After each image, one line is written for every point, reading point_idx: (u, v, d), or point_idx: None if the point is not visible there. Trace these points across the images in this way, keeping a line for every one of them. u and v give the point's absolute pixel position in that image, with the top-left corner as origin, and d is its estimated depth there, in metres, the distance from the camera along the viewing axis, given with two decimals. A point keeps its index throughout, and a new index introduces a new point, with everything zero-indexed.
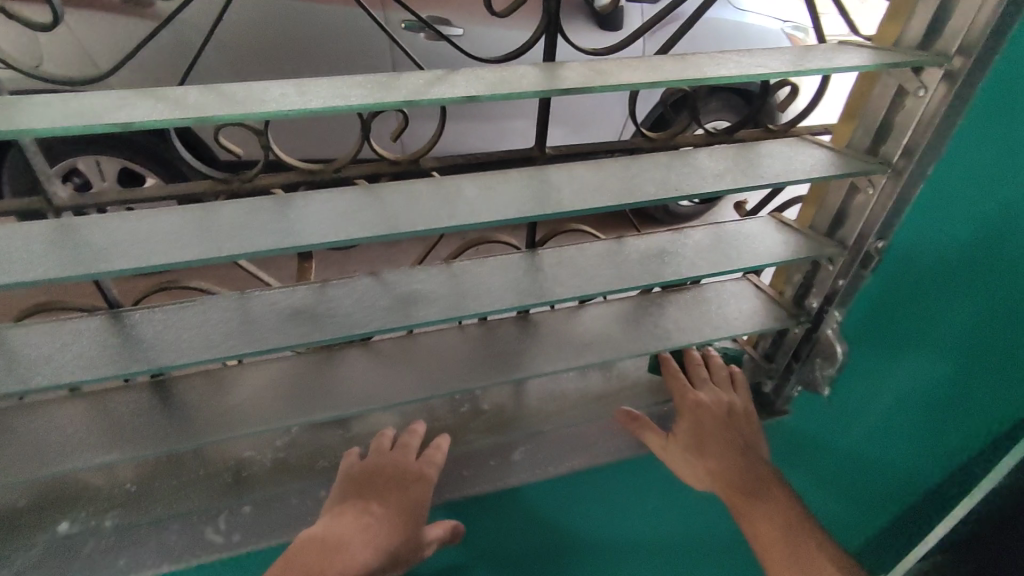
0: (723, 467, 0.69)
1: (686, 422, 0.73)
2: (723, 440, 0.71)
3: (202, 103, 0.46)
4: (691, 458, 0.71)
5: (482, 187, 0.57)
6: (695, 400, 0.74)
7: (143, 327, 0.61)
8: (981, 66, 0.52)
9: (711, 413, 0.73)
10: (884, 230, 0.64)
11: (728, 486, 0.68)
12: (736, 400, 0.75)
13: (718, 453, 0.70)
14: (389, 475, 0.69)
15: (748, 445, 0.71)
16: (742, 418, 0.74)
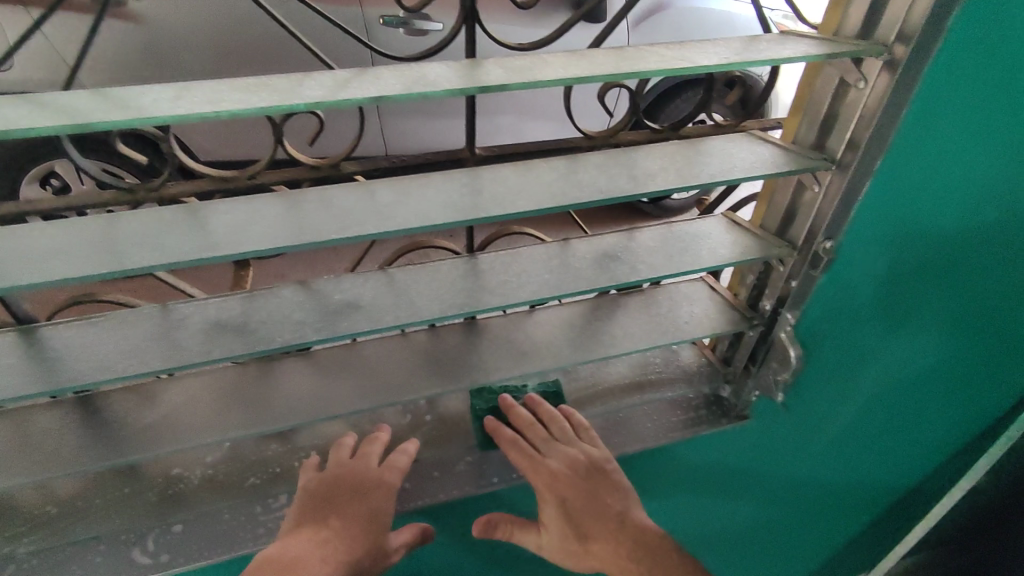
0: (612, 553, 0.66)
1: (549, 502, 0.67)
2: (599, 517, 0.67)
3: (82, 106, 0.40)
4: (575, 546, 0.67)
5: (398, 192, 0.54)
6: (550, 474, 0.67)
7: (55, 342, 0.55)
8: (922, 56, 0.48)
9: (571, 481, 0.67)
10: (832, 230, 0.61)
11: (620, 571, 0.66)
12: (590, 454, 0.69)
13: (600, 537, 0.66)
14: (347, 488, 0.65)
15: (624, 509, 0.68)
16: (605, 473, 0.69)
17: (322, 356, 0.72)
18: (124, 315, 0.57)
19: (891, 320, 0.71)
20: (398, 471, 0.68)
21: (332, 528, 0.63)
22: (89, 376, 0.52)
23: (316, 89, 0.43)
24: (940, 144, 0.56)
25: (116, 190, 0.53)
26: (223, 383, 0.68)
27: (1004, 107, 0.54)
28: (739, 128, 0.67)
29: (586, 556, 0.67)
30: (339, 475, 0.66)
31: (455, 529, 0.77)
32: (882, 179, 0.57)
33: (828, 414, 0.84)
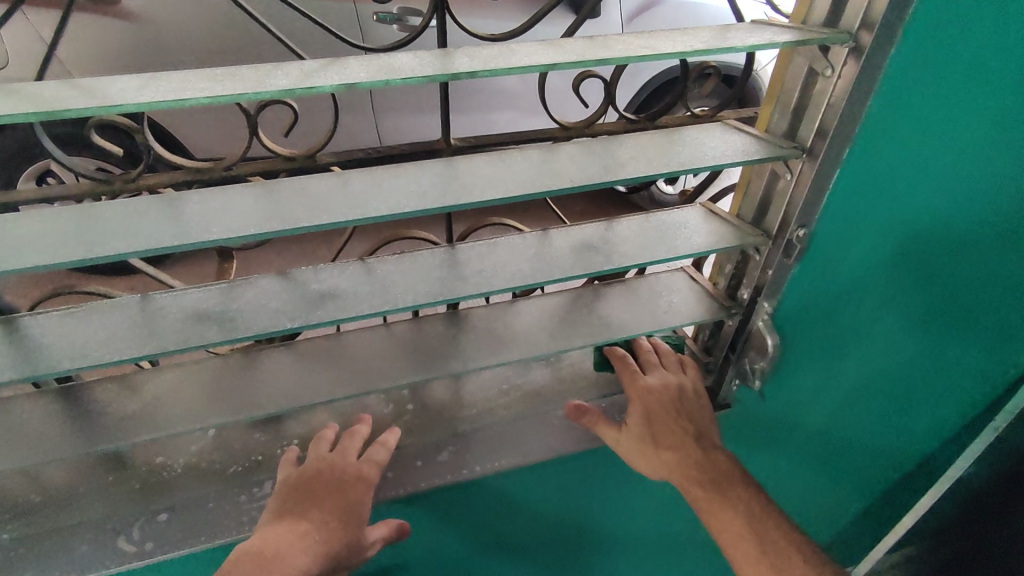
0: (679, 460, 0.69)
1: (635, 410, 0.72)
2: (678, 430, 0.71)
3: (56, 94, 0.41)
4: (647, 451, 0.71)
5: (373, 180, 0.54)
6: (645, 388, 0.72)
7: (33, 331, 0.56)
8: (884, 44, 0.50)
9: (663, 398, 0.72)
10: (805, 216, 0.63)
11: (685, 477, 0.68)
12: (684, 382, 0.74)
13: (673, 446, 0.70)
14: (326, 481, 0.66)
15: (701, 432, 0.71)
16: (692, 399, 0.73)
17: (306, 346, 0.71)
18: (106, 303, 0.58)
19: (868, 308, 0.72)
20: (374, 465, 0.69)
21: (312, 522, 0.64)
22: (73, 362, 0.53)
23: (287, 77, 0.44)
24: (900, 132, 0.57)
25: (95, 182, 0.55)
26: (207, 372, 0.68)
27: (965, 92, 0.54)
28: (715, 118, 0.68)
29: (656, 460, 0.70)
30: (319, 468, 0.67)
31: (439, 517, 0.77)
32: (850, 166, 0.59)
33: (812, 403, 0.85)
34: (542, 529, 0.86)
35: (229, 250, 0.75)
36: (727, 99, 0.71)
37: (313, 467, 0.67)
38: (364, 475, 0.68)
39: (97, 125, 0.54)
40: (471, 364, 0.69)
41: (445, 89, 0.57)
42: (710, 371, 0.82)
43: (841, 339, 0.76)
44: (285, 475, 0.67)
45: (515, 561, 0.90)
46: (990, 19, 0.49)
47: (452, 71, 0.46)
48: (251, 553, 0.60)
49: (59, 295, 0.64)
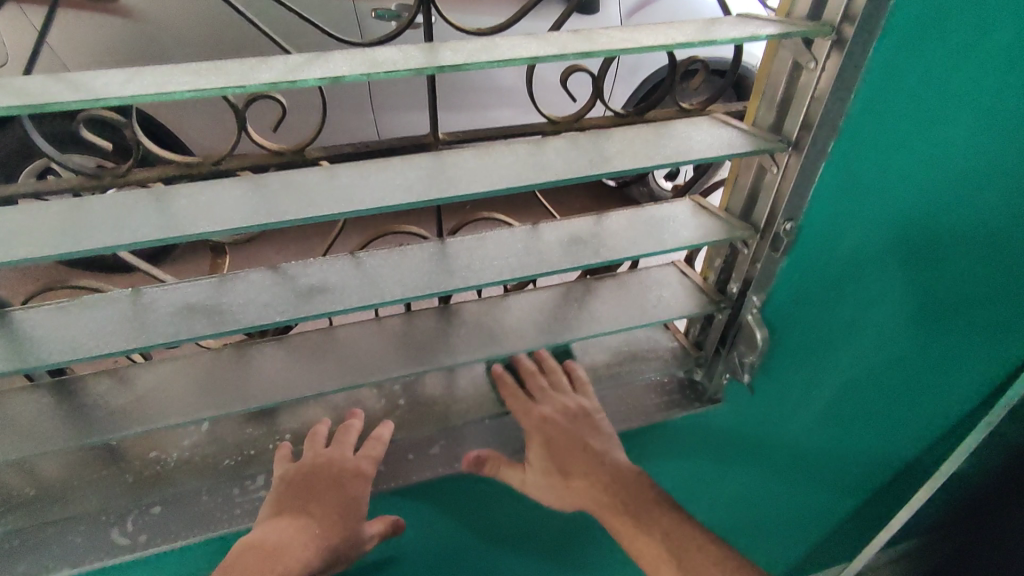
0: (590, 488, 0.72)
1: (536, 443, 0.74)
2: (581, 455, 0.73)
3: (43, 89, 0.41)
4: (556, 482, 0.73)
5: (359, 175, 0.54)
6: (540, 419, 0.74)
7: (29, 324, 0.57)
8: (866, 37, 0.51)
9: (560, 426, 0.74)
10: (792, 211, 0.63)
11: (597, 504, 0.72)
12: (581, 402, 0.75)
13: (581, 474, 0.73)
14: (326, 477, 0.66)
15: (604, 449, 0.74)
16: (588, 421, 0.75)
17: (298, 340, 0.71)
18: (98, 296, 0.58)
19: (859, 301, 0.74)
20: (372, 461, 0.68)
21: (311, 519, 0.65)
22: (64, 355, 0.54)
23: (271, 72, 0.44)
24: (890, 127, 0.57)
25: (86, 176, 0.56)
26: (199, 366, 0.68)
27: (952, 90, 0.55)
28: (705, 112, 0.68)
29: (568, 491, 0.73)
30: (318, 464, 0.66)
31: (431, 510, 0.78)
32: (835, 163, 0.59)
33: (802, 397, 0.87)
34: (533, 522, 0.87)
35: (222, 245, 0.75)
36: (718, 92, 0.71)
37: (311, 462, 0.66)
38: (363, 472, 0.68)
39: (87, 120, 0.55)
40: (460, 358, 0.69)
41: (433, 83, 0.57)
42: (701, 366, 0.82)
43: (833, 334, 0.78)
44: (282, 471, 0.66)
45: (508, 554, 0.90)
46: (974, 19, 0.51)
47: (437, 65, 0.46)
48: (254, 546, 0.61)
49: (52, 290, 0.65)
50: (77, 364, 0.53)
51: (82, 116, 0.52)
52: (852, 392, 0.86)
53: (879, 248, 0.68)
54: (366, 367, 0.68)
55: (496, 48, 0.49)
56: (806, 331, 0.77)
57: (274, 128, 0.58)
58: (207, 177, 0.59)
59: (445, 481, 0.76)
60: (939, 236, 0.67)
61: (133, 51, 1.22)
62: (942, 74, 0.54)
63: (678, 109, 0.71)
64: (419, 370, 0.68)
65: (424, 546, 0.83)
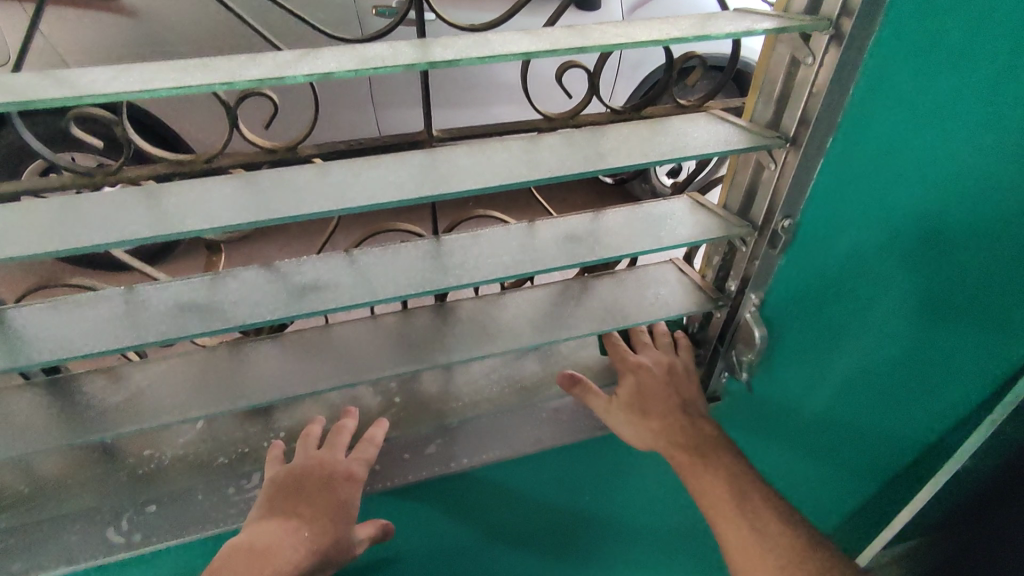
0: (666, 426, 0.71)
1: (626, 383, 0.74)
2: (666, 402, 0.73)
3: (27, 86, 0.41)
4: (634, 418, 0.72)
5: (350, 172, 0.54)
6: (636, 363, 0.75)
7: (23, 321, 0.56)
8: (864, 32, 0.50)
9: (653, 375, 0.74)
10: (790, 208, 0.62)
11: (669, 443, 0.71)
12: (673, 360, 0.76)
13: (661, 416, 0.72)
14: (318, 480, 0.66)
15: (685, 402, 0.74)
16: (683, 376, 0.76)
17: (293, 338, 0.71)
18: (88, 295, 0.58)
19: (857, 300, 0.73)
20: (364, 463, 0.68)
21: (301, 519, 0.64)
22: (54, 354, 0.54)
23: (259, 68, 0.43)
24: (882, 126, 0.57)
25: (76, 175, 0.56)
26: (193, 364, 0.68)
27: (946, 90, 0.54)
28: (702, 108, 0.68)
29: (646, 429, 0.72)
30: (309, 467, 0.66)
31: (427, 509, 0.78)
32: (829, 161, 0.60)
33: (802, 394, 0.87)
34: (530, 521, 0.87)
35: (217, 243, 0.75)
36: (717, 86, 0.70)
37: (302, 465, 0.66)
38: (354, 474, 0.67)
39: (77, 117, 0.55)
40: (456, 356, 0.69)
41: (426, 78, 0.56)
42: (700, 364, 0.82)
43: (830, 331, 0.77)
44: (272, 473, 0.66)
45: (505, 553, 0.90)
46: (965, 18, 0.50)
47: (430, 61, 0.45)
48: (242, 547, 0.61)
49: (46, 287, 0.65)
50: (71, 362, 0.53)
51: (73, 114, 0.52)
52: (852, 395, 0.86)
53: (878, 252, 0.68)
54: (362, 365, 0.68)
55: (488, 44, 0.48)
56: (808, 331, 0.77)
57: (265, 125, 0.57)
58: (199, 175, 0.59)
59: (441, 479, 0.75)
60: (943, 249, 0.66)
61: (129, 47, 1.21)
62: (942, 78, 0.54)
63: (675, 105, 0.70)
64: (414, 369, 0.68)
65: (420, 544, 0.82)
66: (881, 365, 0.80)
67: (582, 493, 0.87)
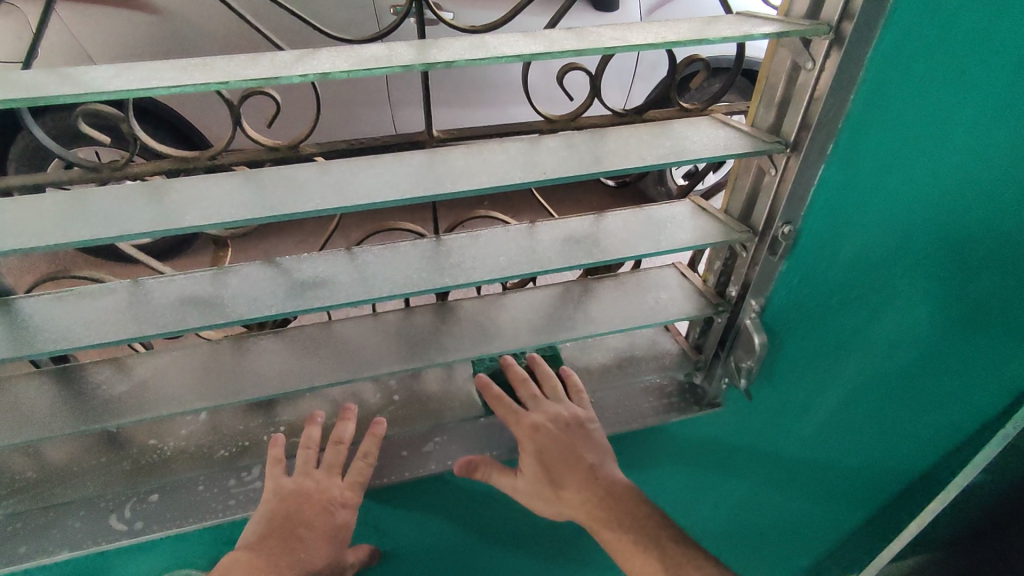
0: (582, 501, 0.70)
1: (527, 451, 0.70)
2: (575, 469, 0.70)
3: (38, 83, 0.42)
4: (548, 493, 0.71)
5: (352, 170, 0.55)
6: (531, 427, 0.70)
7: (34, 312, 0.58)
8: (863, 38, 0.49)
9: (553, 435, 0.71)
10: (789, 213, 0.62)
11: (591, 518, 0.69)
12: (574, 411, 0.72)
13: (574, 485, 0.70)
14: (313, 502, 0.66)
15: (596, 464, 0.71)
16: (584, 431, 0.72)
17: (295, 333, 0.72)
18: (95, 288, 0.60)
19: (867, 308, 0.73)
20: (361, 472, 0.68)
21: (298, 542, 0.65)
22: (61, 344, 0.55)
23: (257, 68, 0.44)
24: (894, 126, 0.56)
25: (84, 170, 0.57)
26: (197, 356, 0.69)
27: (961, 98, 0.54)
28: (705, 112, 0.67)
29: (561, 502, 0.70)
30: (304, 488, 0.66)
31: (424, 507, 0.79)
32: (835, 162, 0.58)
33: (806, 403, 0.86)
34: (528, 520, 0.87)
35: (225, 240, 0.79)
36: (724, 87, 0.68)
37: (298, 483, 0.66)
38: (347, 499, 0.67)
39: (87, 114, 0.56)
40: (454, 356, 0.69)
41: (425, 77, 0.56)
42: (700, 370, 0.82)
43: (839, 341, 0.77)
44: (273, 484, 0.66)
45: (502, 551, 0.91)
46: (979, 25, 0.50)
47: (427, 61, 0.46)
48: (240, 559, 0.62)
49: (55, 280, 0.67)
50: (83, 350, 0.55)
51: (83, 110, 0.54)
52: (861, 403, 0.85)
53: (886, 262, 0.67)
54: (359, 362, 0.68)
55: (488, 46, 0.47)
56: (823, 343, 0.77)
57: (268, 124, 0.58)
58: (202, 172, 0.60)
59: (436, 481, 0.75)
60: (957, 256, 0.66)
61: (134, 44, 1.19)
62: (958, 82, 0.53)
63: (680, 107, 0.70)
64: (412, 368, 0.68)
65: (417, 540, 0.84)
66: (892, 369, 0.80)
67: None
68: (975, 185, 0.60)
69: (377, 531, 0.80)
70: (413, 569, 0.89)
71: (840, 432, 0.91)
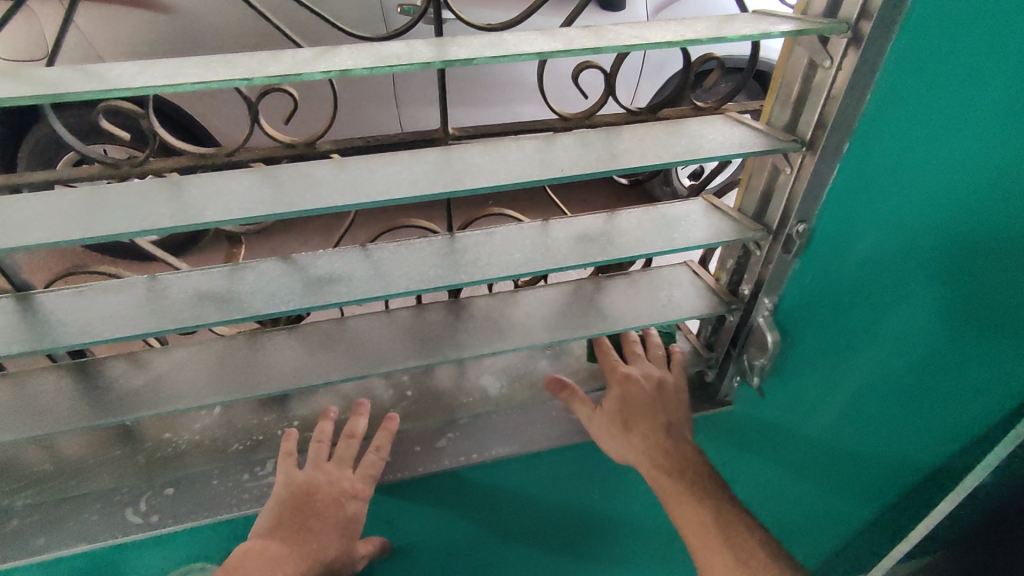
0: (646, 447, 0.71)
1: (613, 395, 0.74)
2: (649, 419, 0.73)
3: (63, 79, 0.42)
4: (616, 433, 0.73)
5: (369, 167, 0.55)
6: (625, 374, 0.75)
7: (52, 306, 0.58)
8: (880, 36, 0.50)
9: (642, 389, 0.75)
10: (804, 213, 0.63)
11: (651, 465, 0.70)
12: (666, 375, 0.77)
13: (642, 431, 0.72)
14: (327, 496, 0.67)
15: (670, 423, 0.73)
16: (672, 395, 0.76)
17: (309, 329, 0.72)
18: (113, 283, 0.60)
19: (874, 310, 0.72)
20: (374, 466, 0.69)
21: (312, 535, 0.65)
22: (79, 338, 0.55)
23: (279, 64, 0.44)
24: (898, 124, 0.56)
25: (103, 166, 0.58)
26: (213, 352, 0.70)
27: (964, 104, 0.53)
28: (719, 111, 0.68)
29: (626, 442, 0.72)
30: (319, 482, 0.67)
31: (435, 502, 0.79)
32: (851, 158, 0.59)
33: (817, 398, 0.87)
34: (537, 516, 0.88)
35: (239, 236, 0.79)
36: (737, 87, 0.68)
37: (313, 477, 0.67)
38: (361, 493, 0.68)
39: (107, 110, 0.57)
40: (467, 351, 0.69)
41: (442, 76, 0.56)
42: (711, 368, 0.83)
43: (846, 340, 0.77)
44: (286, 477, 0.66)
45: (512, 547, 0.91)
46: (985, 29, 0.48)
47: (446, 58, 0.46)
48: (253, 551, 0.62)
49: (73, 274, 0.67)
50: (101, 345, 0.55)
51: (103, 107, 0.54)
52: (863, 413, 0.84)
53: (890, 265, 0.66)
54: (373, 358, 0.69)
55: (506, 44, 0.48)
56: (835, 340, 0.77)
57: (285, 121, 0.59)
58: (219, 169, 0.61)
59: (448, 477, 0.76)
60: (960, 275, 0.62)
61: (146, 43, 1.19)
62: (960, 86, 0.52)
63: (694, 106, 0.70)
64: (425, 363, 0.68)
65: (428, 535, 0.84)
66: None
67: (589, 490, 0.87)
68: (981, 198, 0.57)
69: (389, 526, 0.80)
70: (423, 565, 0.89)
71: (844, 441, 0.89)
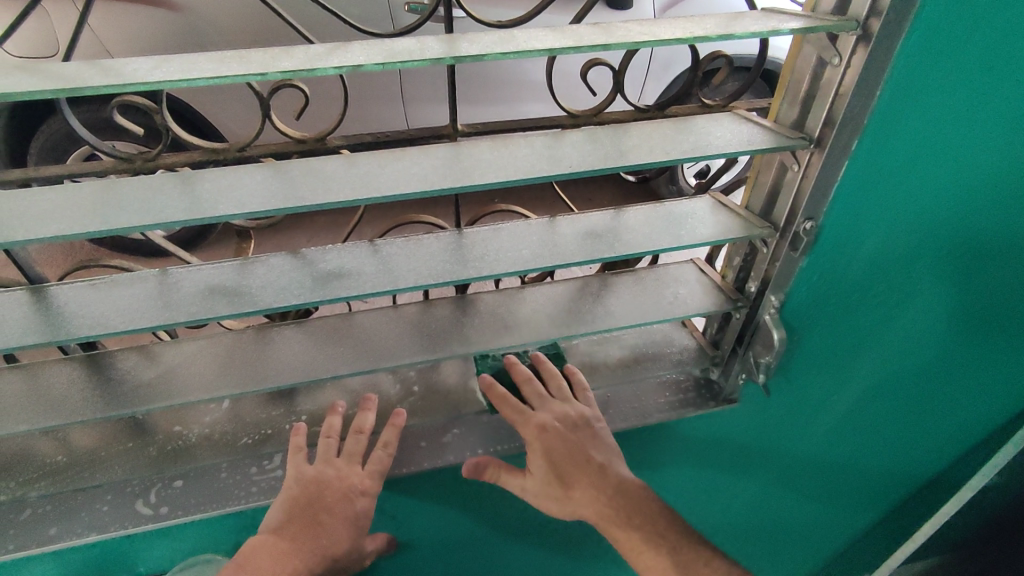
0: (595, 498, 0.71)
1: (537, 456, 0.71)
2: (585, 470, 0.71)
3: (79, 74, 0.43)
4: (557, 492, 0.71)
5: (379, 163, 0.56)
6: (539, 427, 0.71)
7: (65, 299, 0.59)
8: (891, 33, 0.49)
9: (559, 434, 0.71)
10: (812, 210, 0.62)
11: (601, 517, 0.71)
12: (579, 410, 0.73)
13: (584, 486, 0.71)
14: (334, 490, 0.67)
15: (606, 463, 0.72)
16: (591, 430, 0.72)
17: (317, 324, 0.73)
18: (126, 276, 0.61)
19: (884, 307, 0.73)
20: (380, 460, 0.69)
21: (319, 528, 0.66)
22: (93, 330, 0.56)
23: (291, 60, 0.45)
24: (912, 126, 0.56)
25: (116, 160, 0.58)
26: (222, 346, 0.71)
27: (971, 104, 0.55)
28: (727, 108, 0.68)
29: (573, 502, 0.71)
30: (325, 476, 0.67)
31: (440, 497, 0.80)
32: (860, 157, 0.58)
33: (823, 401, 0.86)
34: (542, 513, 0.88)
35: (248, 231, 0.79)
36: (744, 85, 0.68)
37: (320, 471, 0.67)
38: (367, 487, 0.68)
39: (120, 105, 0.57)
40: (474, 347, 0.69)
41: (452, 72, 0.57)
42: (716, 365, 0.82)
43: (855, 340, 0.77)
44: (294, 471, 0.67)
45: (516, 543, 0.92)
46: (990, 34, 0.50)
47: (456, 55, 0.46)
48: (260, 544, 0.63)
49: (86, 268, 0.68)
50: (114, 337, 0.56)
51: (117, 102, 0.55)
52: (873, 404, 0.86)
53: (901, 262, 0.68)
54: (381, 353, 0.69)
55: (516, 40, 0.48)
56: (842, 342, 0.77)
57: (295, 116, 0.59)
58: (230, 163, 0.61)
59: (453, 472, 0.76)
60: (970, 257, 0.66)
61: (156, 39, 1.20)
62: (967, 89, 0.54)
63: (702, 104, 0.70)
64: (432, 359, 0.69)
65: (432, 531, 0.85)
66: (911, 370, 0.80)
67: None
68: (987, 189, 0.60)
69: (394, 521, 0.81)
70: (428, 559, 0.90)
71: (852, 433, 0.91)
